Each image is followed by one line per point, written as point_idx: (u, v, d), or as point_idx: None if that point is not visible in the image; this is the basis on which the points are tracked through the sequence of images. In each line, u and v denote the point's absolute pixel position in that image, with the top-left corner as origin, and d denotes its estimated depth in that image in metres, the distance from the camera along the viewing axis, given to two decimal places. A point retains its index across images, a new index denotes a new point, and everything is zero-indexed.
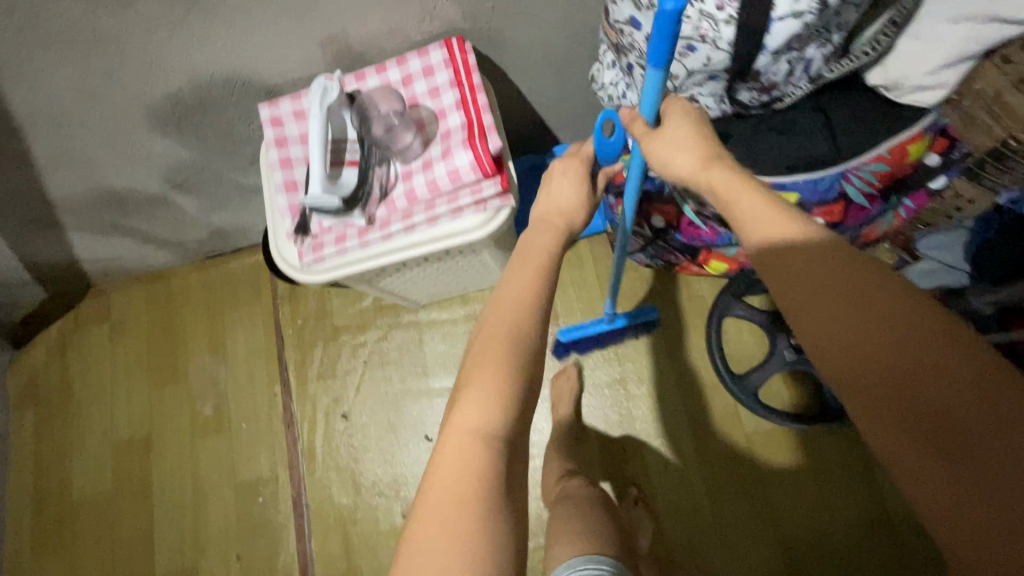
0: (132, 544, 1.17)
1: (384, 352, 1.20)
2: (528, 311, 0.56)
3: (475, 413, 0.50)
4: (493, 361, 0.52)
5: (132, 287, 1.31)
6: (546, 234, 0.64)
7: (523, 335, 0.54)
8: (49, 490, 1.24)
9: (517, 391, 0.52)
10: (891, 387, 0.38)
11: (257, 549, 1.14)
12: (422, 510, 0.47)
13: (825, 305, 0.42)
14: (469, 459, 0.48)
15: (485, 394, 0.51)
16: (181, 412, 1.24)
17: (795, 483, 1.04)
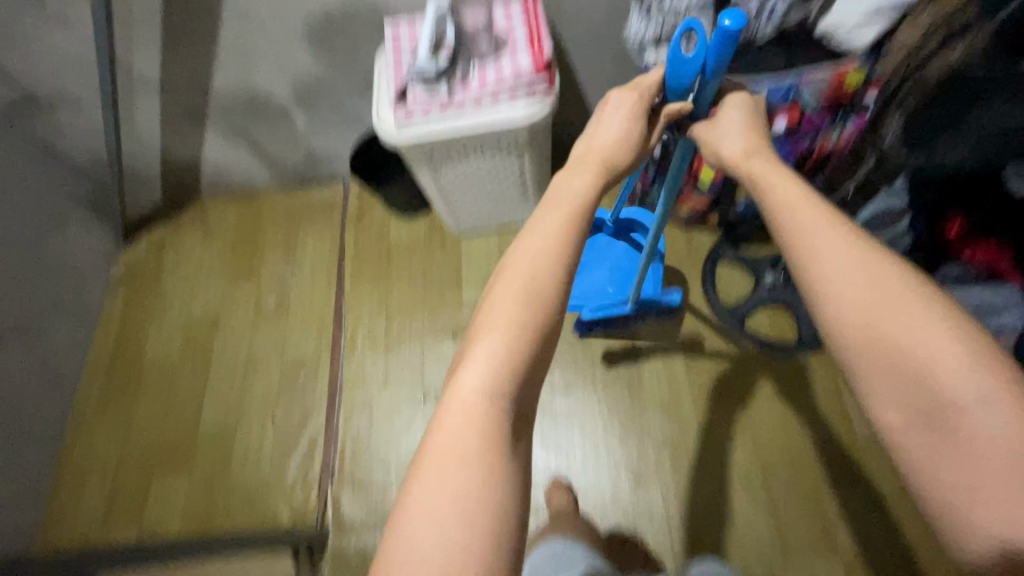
0: (186, 399, 1.36)
1: (428, 267, 1.42)
2: (549, 272, 0.51)
3: (483, 364, 0.48)
4: (506, 320, 0.49)
5: (229, 202, 1.60)
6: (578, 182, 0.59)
7: (540, 296, 0.50)
8: (126, 353, 1.45)
9: (525, 354, 0.49)
10: (911, 378, 0.46)
11: (292, 415, 1.30)
12: (426, 458, 0.46)
13: (859, 299, 0.48)
14: (478, 413, 0.47)
15: (494, 354, 0.48)
16: (249, 300, 1.47)
17: (770, 402, 1.19)
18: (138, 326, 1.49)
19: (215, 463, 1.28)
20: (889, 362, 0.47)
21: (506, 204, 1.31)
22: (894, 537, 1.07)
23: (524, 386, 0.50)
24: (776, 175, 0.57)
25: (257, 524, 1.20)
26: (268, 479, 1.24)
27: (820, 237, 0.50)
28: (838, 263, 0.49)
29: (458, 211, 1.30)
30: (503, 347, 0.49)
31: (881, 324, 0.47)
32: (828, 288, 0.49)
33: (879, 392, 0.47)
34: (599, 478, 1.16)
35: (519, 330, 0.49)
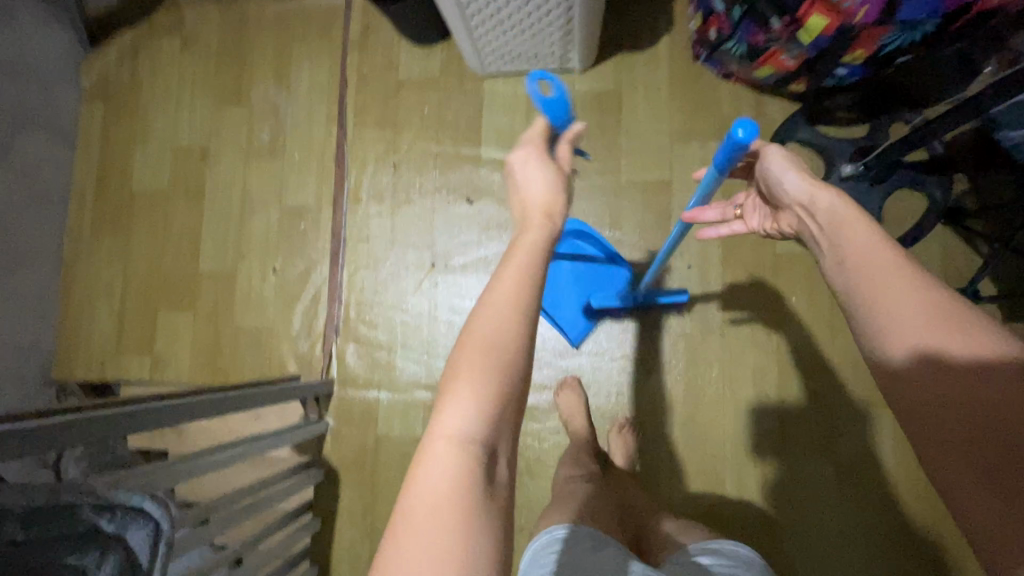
0: (182, 238, 1.29)
1: (443, 113, 1.22)
2: (518, 311, 0.51)
3: (456, 413, 0.47)
4: (475, 373, 0.48)
5: (207, 4, 1.33)
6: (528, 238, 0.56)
7: (506, 350, 0.49)
8: (113, 178, 1.34)
9: (503, 396, 0.48)
10: (986, 449, 0.45)
11: (293, 265, 1.24)
12: (405, 509, 0.45)
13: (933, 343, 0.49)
14: (449, 467, 0.46)
15: (466, 395, 0.48)
16: (240, 132, 1.29)
17: (802, 308, 1.11)
18: (121, 150, 1.34)
19: (217, 303, 1.25)
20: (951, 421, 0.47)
21: (544, 41, 1.05)
22: (895, 453, 1.06)
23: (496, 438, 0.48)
24: (854, 215, 0.59)
25: (264, 366, 1.22)
26: (271, 326, 1.23)
27: (881, 274, 0.54)
28: (909, 304, 0.51)
29: (485, 45, 1.07)
30: (476, 389, 0.48)
31: (937, 378, 0.49)
32: (892, 328, 0.52)
33: (945, 456, 0.47)
34: (607, 363, 1.14)
35: (490, 381, 0.48)
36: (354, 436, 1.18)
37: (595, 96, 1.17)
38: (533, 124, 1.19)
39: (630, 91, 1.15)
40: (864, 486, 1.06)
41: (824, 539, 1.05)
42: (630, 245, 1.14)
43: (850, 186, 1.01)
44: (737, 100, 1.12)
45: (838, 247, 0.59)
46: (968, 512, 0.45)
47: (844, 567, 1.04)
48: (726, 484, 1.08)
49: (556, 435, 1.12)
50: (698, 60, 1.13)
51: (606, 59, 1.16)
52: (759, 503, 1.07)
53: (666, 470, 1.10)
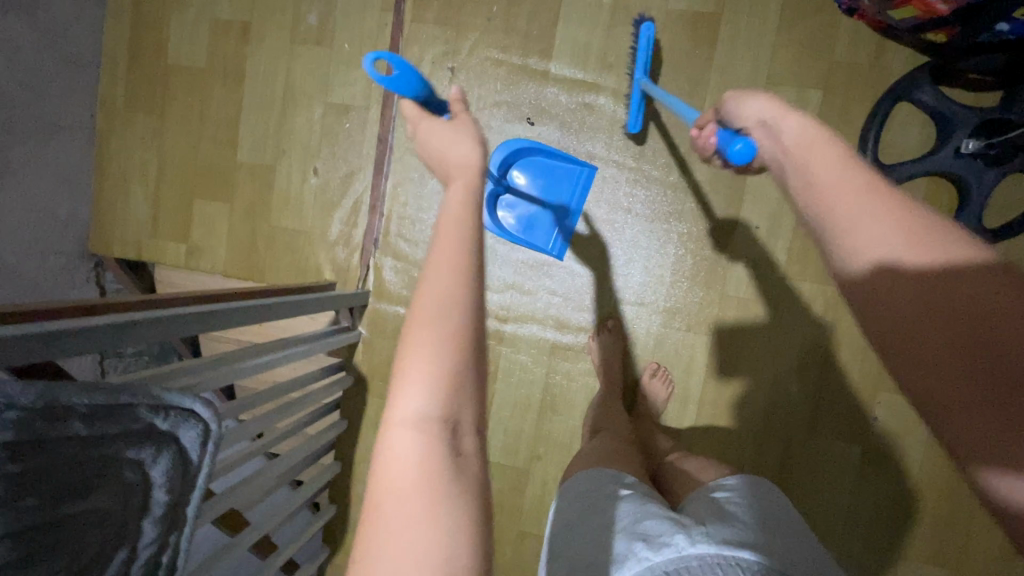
0: (220, 123, 1.22)
1: (513, 16, 1.08)
2: (455, 265, 0.45)
3: (407, 396, 0.41)
4: (422, 349, 0.42)
5: None
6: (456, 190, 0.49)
7: (449, 308, 0.43)
8: (146, 46, 1.24)
9: (453, 359, 0.42)
10: (987, 364, 0.38)
11: (335, 170, 1.18)
12: (374, 520, 0.39)
13: (912, 273, 0.43)
14: (410, 453, 0.40)
15: (415, 368, 0.41)
16: (285, 10, 1.17)
17: (834, 286, 1.08)
18: (156, 14, 1.23)
19: (255, 199, 1.22)
20: (927, 333, 0.41)
21: None
22: (922, 444, 1.06)
23: (460, 416, 0.42)
24: (819, 144, 0.52)
25: (300, 270, 1.21)
26: (309, 230, 1.20)
27: (852, 202, 0.47)
28: (886, 228, 0.44)
29: None
30: (428, 364, 0.41)
31: (908, 296, 0.42)
32: (877, 269, 0.45)
33: (922, 374, 0.41)
34: (650, 316, 1.10)
35: (441, 351, 0.42)
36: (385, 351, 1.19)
37: (690, 17, 1.02)
38: (613, 42, 1.05)
39: (732, 16, 1.00)
40: (882, 472, 1.07)
41: (828, 513, 1.08)
42: (695, 197, 1.06)
43: (964, 163, 0.90)
44: (852, 46, 0.97)
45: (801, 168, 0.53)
46: (964, 439, 0.40)
47: (844, 539, 1.09)
48: (744, 450, 1.10)
49: (584, 378, 1.12)
50: None
51: None
52: (774, 470, 1.09)
53: (688, 426, 1.11)
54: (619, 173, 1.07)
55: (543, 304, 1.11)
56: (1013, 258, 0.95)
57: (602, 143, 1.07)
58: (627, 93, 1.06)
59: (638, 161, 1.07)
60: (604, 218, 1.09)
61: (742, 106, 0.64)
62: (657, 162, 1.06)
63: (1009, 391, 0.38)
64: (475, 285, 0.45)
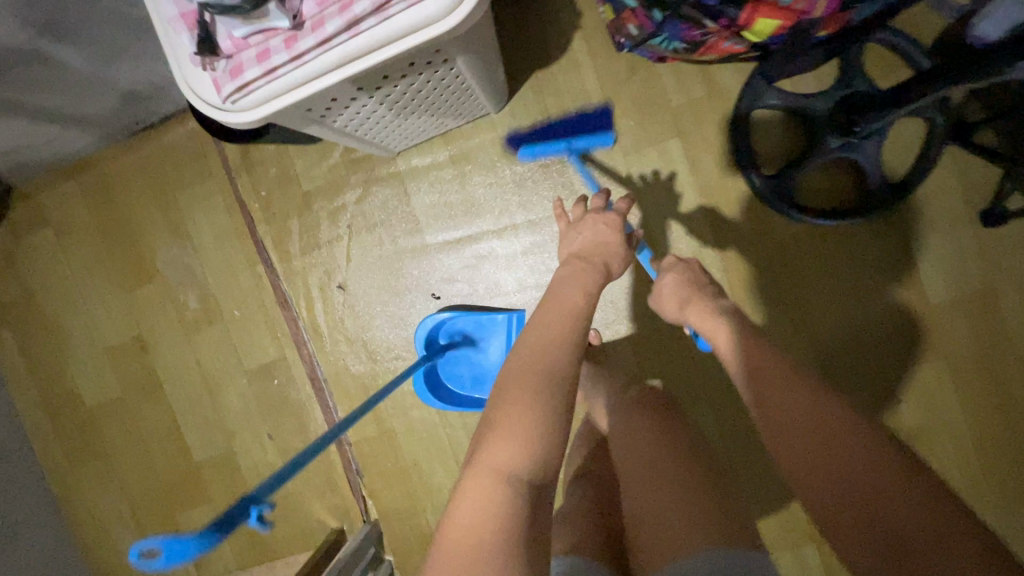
0: (161, 435, 1.19)
1: (368, 213, 1.06)
2: (563, 343, 0.61)
3: (501, 451, 0.51)
4: (518, 407, 0.54)
5: (63, 182, 1.14)
6: (591, 275, 0.71)
7: (552, 383, 0.57)
8: (61, 404, 1.21)
9: (545, 439, 0.53)
10: (874, 520, 0.44)
11: (287, 426, 1.14)
12: (445, 541, 0.47)
13: (789, 429, 0.51)
14: (491, 497, 0.49)
15: (511, 435, 0.52)
16: (166, 306, 1.15)
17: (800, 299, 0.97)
18: (53, 368, 1.21)
19: (229, 488, 1.18)
20: (787, 414, 0.52)
21: (449, 112, 0.88)
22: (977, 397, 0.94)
23: (542, 468, 0.52)
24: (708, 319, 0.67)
25: (303, 531, 1.16)
26: (293, 492, 1.16)
27: (753, 383, 0.58)
28: (771, 394, 0.55)
29: (381, 140, 0.88)
30: (521, 430, 0.52)
31: (774, 398, 0.54)
32: (774, 435, 0.53)
33: (792, 458, 0.51)
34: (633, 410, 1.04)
35: (527, 423, 0.53)
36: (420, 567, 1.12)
37: (525, 134, 1.00)
38: (471, 190, 1.03)
39: (561, 115, 0.99)
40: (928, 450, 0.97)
41: None
42: (624, 282, 1.02)
43: (836, 149, 0.88)
44: (680, 84, 0.96)
45: (698, 314, 0.69)
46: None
47: None
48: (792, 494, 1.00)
49: None
50: (625, 49, 0.93)
51: (522, 84, 0.98)
52: None
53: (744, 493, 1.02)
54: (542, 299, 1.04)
55: None
56: (937, 192, 0.93)
57: (511, 281, 1.04)
58: (507, 224, 1.03)
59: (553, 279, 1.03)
60: None
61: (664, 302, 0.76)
62: None
63: (891, 541, 0.43)
64: (578, 364, 0.60)
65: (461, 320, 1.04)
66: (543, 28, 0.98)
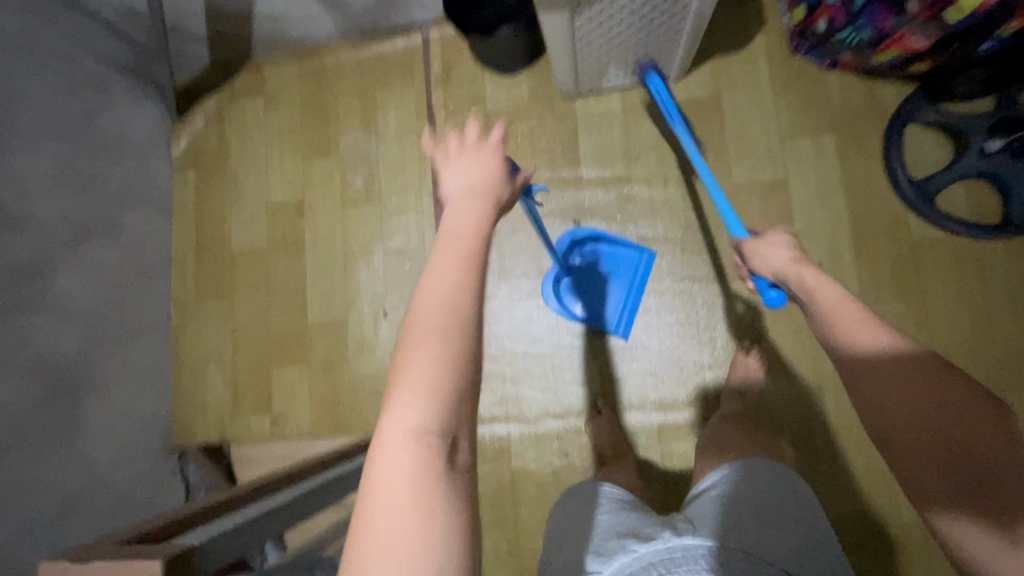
0: (287, 291, 1.29)
1: (537, 138, 1.20)
2: (462, 269, 0.49)
3: (404, 408, 0.43)
4: (419, 366, 0.45)
5: (287, 62, 1.35)
6: (484, 202, 0.57)
7: (456, 317, 0.47)
8: (209, 244, 1.35)
9: (453, 382, 0.44)
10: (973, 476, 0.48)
11: (405, 308, 1.23)
12: None
13: (891, 384, 0.54)
14: (406, 465, 0.41)
15: (414, 392, 0.43)
16: (333, 181, 1.30)
17: (922, 302, 1.02)
18: (217, 211, 1.36)
19: (329, 355, 1.25)
20: (920, 405, 0.51)
21: (646, 53, 1.04)
22: None
23: (454, 418, 0.44)
24: (826, 286, 0.64)
25: None
26: (389, 372, 1.22)
27: (838, 334, 0.60)
28: (878, 354, 0.56)
29: (587, 60, 1.05)
30: (426, 381, 0.44)
31: (900, 375, 0.53)
32: (870, 391, 0.56)
33: (904, 427, 0.52)
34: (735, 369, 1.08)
35: (438, 360, 0.45)
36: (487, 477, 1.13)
37: (694, 103, 1.14)
38: (633, 139, 1.16)
39: (730, 94, 1.13)
40: None
41: None
42: None
43: (993, 159, 0.99)
44: (845, 90, 1.08)
45: (804, 270, 0.68)
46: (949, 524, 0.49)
47: None
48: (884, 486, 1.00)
49: None
50: (799, 53, 1.10)
51: (703, 62, 1.14)
52: None
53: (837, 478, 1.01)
54: (672, 246, 1.12)
55: (636, 387, 1.11)
56: None
57: (647, 224, 1.13)
58: (659, 175, 1.14)
59: (690, 231, 1.12)
60: (670, 287, 1.12)
61: (763, 261, 0.75)
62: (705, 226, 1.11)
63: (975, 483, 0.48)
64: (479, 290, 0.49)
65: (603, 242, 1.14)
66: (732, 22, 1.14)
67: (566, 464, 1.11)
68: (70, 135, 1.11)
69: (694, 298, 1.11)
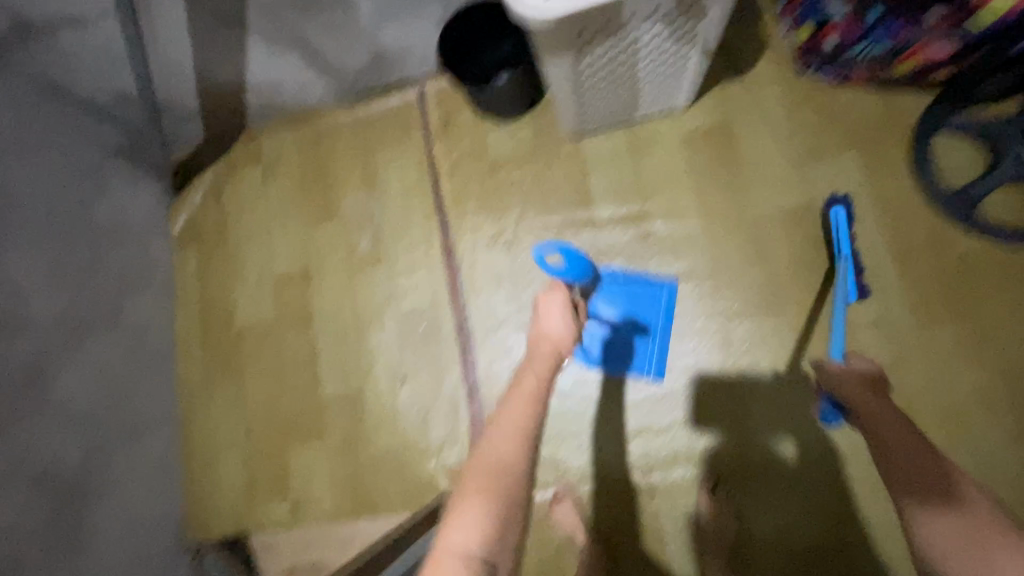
0: (298, 365, 1.23)
1: (546, 183, 1.16)
2: (526, 428, 0.67)
3: (459, 529, 0.53)
4: (481, 496, 0.57)
5: (282, 129, 1.32)
6: (543, 363, 0.81)
7: (514, 463, 0.62)
8: (215, 323, 1.29)
9: (507, 512, 0.56)
10: (941, 495, 0.64)
11: (422, 372, 1.16)
12: None
13: (878, 400, 0.78)
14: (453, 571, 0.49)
15: (474, 512, 0.55)
16: (337, 245, 1.25)
17: (979, 319, 0.95)
18: (220, 286, 1.31)
19: (348, 429, 1.18)
20: (889, 410, 0.75)
21: (652, 87, 1.01)
22: None
23: (500, 548, 0.52)
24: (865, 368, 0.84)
25: (410, 486, 1.13)
26: (411, 443, 1.14)
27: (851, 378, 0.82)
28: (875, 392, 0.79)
29: (591, 106, 1.03)
30: (481, 509, 0.55)
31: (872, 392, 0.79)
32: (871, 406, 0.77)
33: (896, 437, 0.71)
34: (784, 407, 1.00)
35: (498, 492, 0.58)
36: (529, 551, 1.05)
37: (704, 132, 1.10)
38: (646, 175, 1.11)
39: (741, 120, 1.09)
40: None
41: None
42: (787, 275, 1.03)
43: None
44: (861, 104, 1.04)
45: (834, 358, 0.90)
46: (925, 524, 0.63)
47: None
48: None
49: (766, 510, 0.98)
50: (808, 70, 1.06)
51: (709, 89, 1.10)
52: None
53: None
54: (700, 282, 1.06)
55: (679, 438, 1.03)
56: None
57: (668, 262, 1.08)
58: (677, 210, 1.09)
59: (717, 264, 1.06)
60: (704, 326, 1.05)
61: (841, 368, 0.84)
62: (733, 258, 1.06)
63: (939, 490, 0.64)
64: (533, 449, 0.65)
65: (630, 282, 1.08)
66: (734, 46, 1.10)
67: (613, 532, 1.02)
68: (68, 230, 1.09)
69: (731, 336, 1.04)
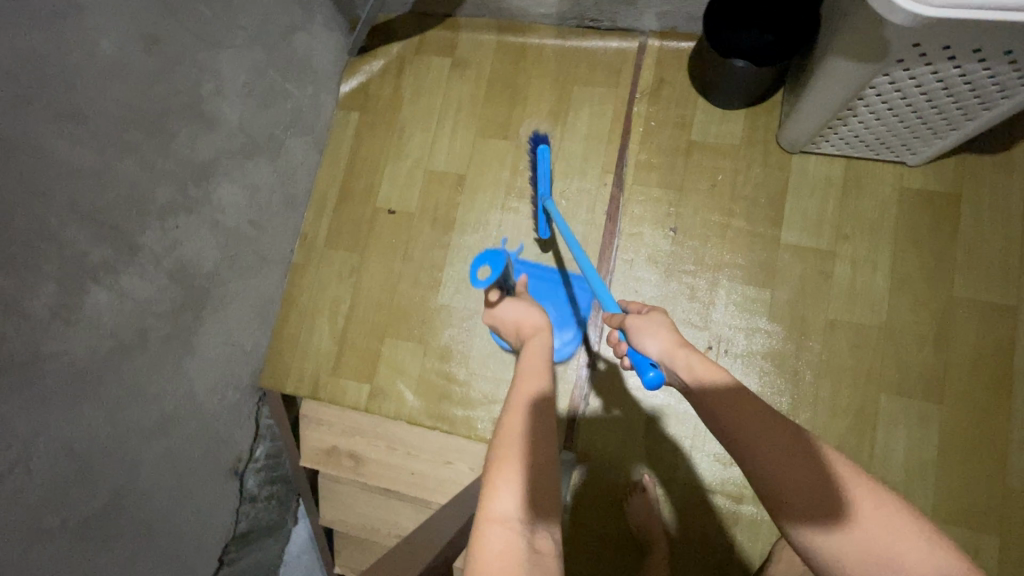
0: (423, 264, 1.21)
1: (739, 184, 1.10)
2: (540, 407, 0.58)
3: (501, 494, 0.46)
4: (513, 460, 0.50)
5: (487, 30, 1.28)
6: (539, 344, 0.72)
7: (538, 436, 0.53)
8: (355, 191, 1.28)
9: (546, 484, 0.49)
10: None
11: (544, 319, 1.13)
12: None
13: (769, 450, 0.54)
14: (501, 546, 0.42)
15: (518, 479, 0.48)
16: (502, 164, 1.22)
17: None
18: (371, 160, 1.29)
19: (452, 343, 1.17)
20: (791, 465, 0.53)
21: (907, 132, 0.94)
22: None
23: (537, 508, 0.47)
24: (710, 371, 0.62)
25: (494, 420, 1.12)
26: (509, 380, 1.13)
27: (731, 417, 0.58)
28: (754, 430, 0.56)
29: (835, 124, 0.96)
30: (528, 474, 0.49)
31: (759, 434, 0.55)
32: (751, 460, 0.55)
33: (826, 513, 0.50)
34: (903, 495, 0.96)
35: (524, 452, 0.51)
36: (593, 520, 1.09)
37: (927, 196, 1.03)
38: (847, 215, 1.05)
39: (972, 198, 1.02)
40: None
41: None
42: (958, 370, 0.97)
43: None
44: None
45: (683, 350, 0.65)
46: None
47: None
48: None
49: None
50: None
51: (952, 155, 1.02)
52: None
53: None
54: (863, 342, 1.01)
55: None
56: None
57: (837, 309, 1.03)
58: (867, 261, 1.03)
59: (888, 331, 1.01)
60: (849, 385, 1.00)
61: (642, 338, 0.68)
62: (906, 330, 1.00)
63: None
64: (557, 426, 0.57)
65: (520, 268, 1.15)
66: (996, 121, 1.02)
67: (682, 535, 1.05)
68: (271, 51, 1.08)
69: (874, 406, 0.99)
